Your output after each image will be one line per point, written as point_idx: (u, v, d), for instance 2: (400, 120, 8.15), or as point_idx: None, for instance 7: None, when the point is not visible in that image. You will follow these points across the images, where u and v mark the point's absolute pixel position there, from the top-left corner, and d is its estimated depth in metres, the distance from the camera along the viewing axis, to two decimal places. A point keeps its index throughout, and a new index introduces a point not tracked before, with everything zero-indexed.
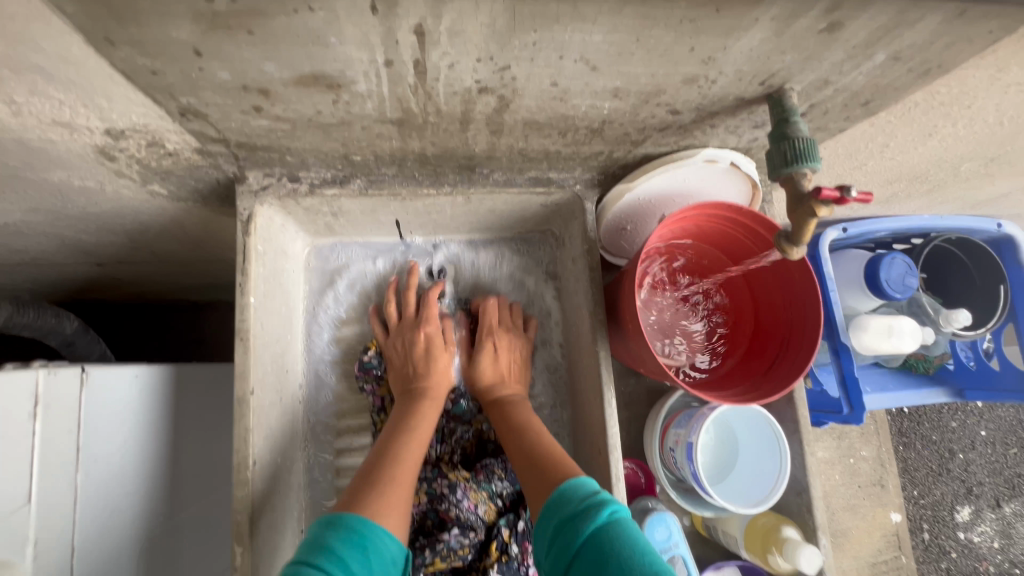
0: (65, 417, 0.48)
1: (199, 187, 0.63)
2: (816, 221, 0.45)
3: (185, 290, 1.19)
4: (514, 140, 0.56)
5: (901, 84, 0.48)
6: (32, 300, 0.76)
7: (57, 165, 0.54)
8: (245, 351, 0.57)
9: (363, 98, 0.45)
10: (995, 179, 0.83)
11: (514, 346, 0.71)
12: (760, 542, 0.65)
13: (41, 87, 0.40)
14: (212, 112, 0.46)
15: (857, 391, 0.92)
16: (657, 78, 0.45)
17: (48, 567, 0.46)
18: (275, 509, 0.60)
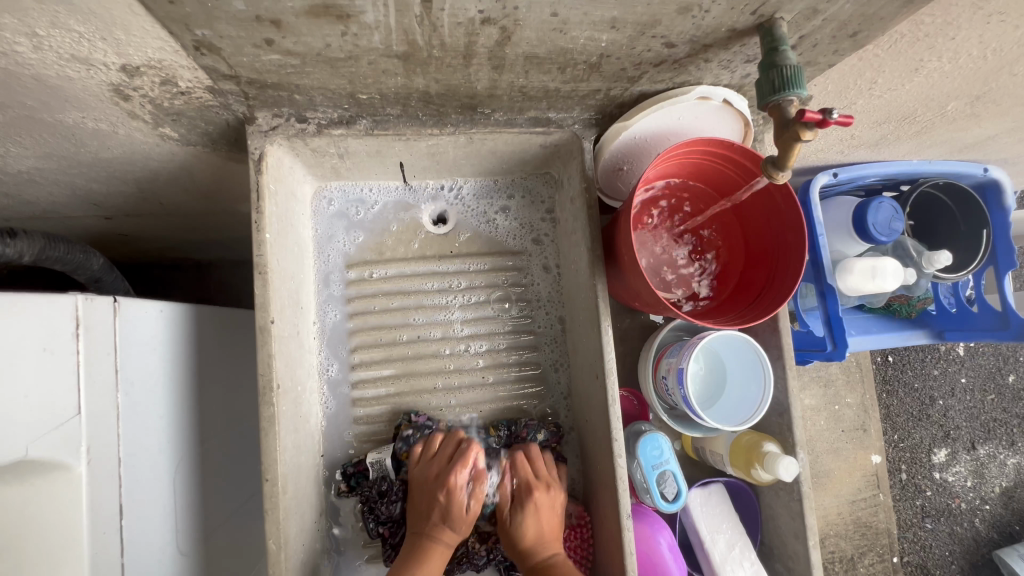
0: (105, 340, 0.52)
1: (209, 129, 0.65)
2: (800, 145, 0.48)
3: (190, 246, 1.21)
4: (515, 77, 0.58)
5: (887, 14, 0.50)
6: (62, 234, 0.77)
7: (73, 105, 0.56)
8: (265, 284, 0.60)
9: (371, 30, 0.46)
10: (980, 120, 0.86)
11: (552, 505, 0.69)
12: (744, 457, 0.71)
13: (63, 18, 0.42)
14: (225, 46, 0.47)
15: (841, 329, 0.98)
16: (653, 7, 0.47)
17: (100, 473, 0.50)
18: (296, 431, 0.65)
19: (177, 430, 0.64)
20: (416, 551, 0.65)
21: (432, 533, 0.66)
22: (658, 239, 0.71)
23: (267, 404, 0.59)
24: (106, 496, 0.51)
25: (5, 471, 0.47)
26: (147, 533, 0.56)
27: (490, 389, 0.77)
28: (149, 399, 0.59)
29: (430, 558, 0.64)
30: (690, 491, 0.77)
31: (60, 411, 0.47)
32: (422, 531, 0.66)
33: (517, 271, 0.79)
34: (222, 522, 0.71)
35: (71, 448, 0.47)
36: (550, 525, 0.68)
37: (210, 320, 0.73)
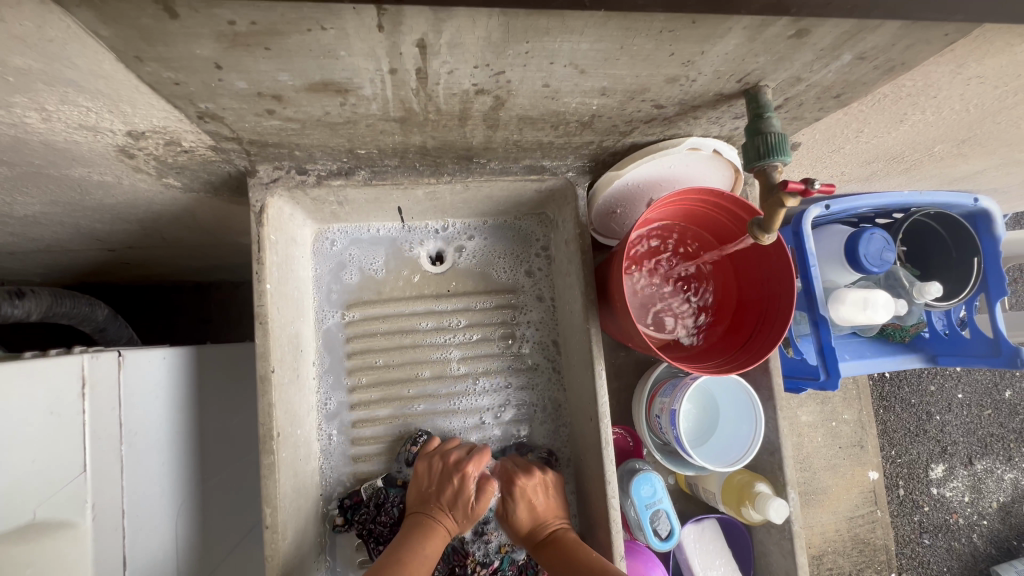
0: (109, 396, 0.53)
1: (211, 179, 0.66)
2: (785, 210, 0.49)
3: (191, 272, 1.23)
4: (509, 133, 0.59)
5: (868, 80, 0.52)
6: (66, 289, 0.79)
7: (79, 163, 0.58)
8: (265, 333, 0.62)
9: (369, 100, 0.48)
10: (969, 158, 0.87)
11: (549, 493, 0.71)
12: (736, 496, 0.72)
13: (71, 97, 0.44)
14: (227, 115, 0.49)
15: (834, 359, 1.00)
16: (641, 78, 0.48)
17: (103, 527, 0.51)
18: (296, 474, 0.66)
19: (178, 474, 0.65)
20: (420, 530, 0.65)
21: (437, 515, 0.67)
22: (651, 280, 0.73)
23: (266, 452, 0.60)
24: (110, 548, 0.52)
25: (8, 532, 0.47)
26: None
27: (487, 426, 0.79)
28: (151, 447, 0.60)
29: (432, 536, 0.65)
30: (684, 526, 0.78)
31: (66, 470, 0.49)
32: (427, 511, 0.67)
33: (513, 309, 0.80)
34: (223, 559, 0.73)
35: (76, 506, 0.49)
36: (542, 506, 0.69)
37: (212, 360, 0.75)
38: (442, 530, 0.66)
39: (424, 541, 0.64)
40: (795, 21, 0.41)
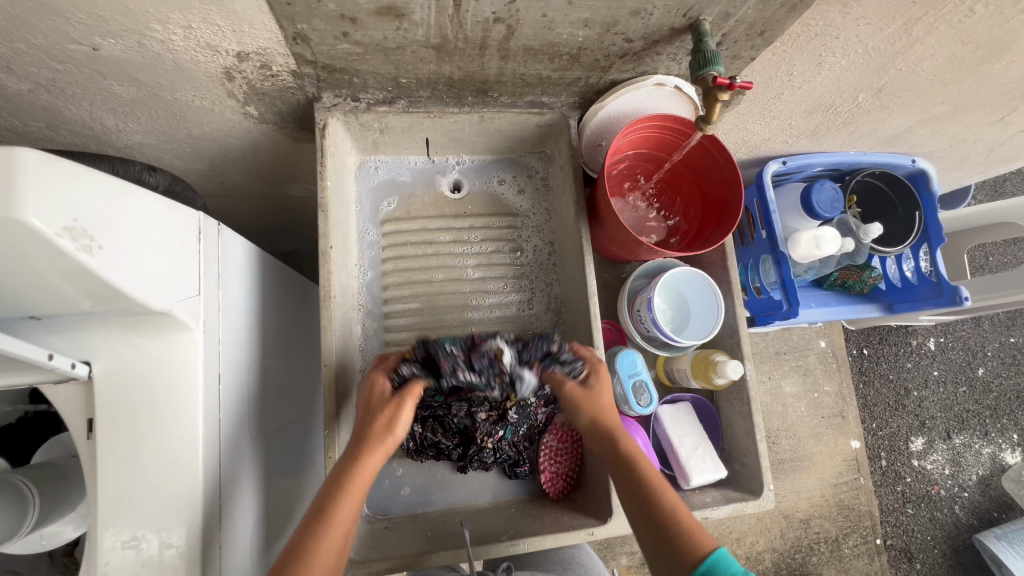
0: (212, 249, 0.70)
1: (283, 108, 0.85)
2: (719, 104, 0.68)
3: None
4: (517, 66, 0.78)
5: (780, 17, 0.71)
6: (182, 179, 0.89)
7: (191, 84, 0.76)
8: (326, 218, 0.79)
9: (417, 25, 0.67)
10: (891, 112, 1.06)
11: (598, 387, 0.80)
12: (702, 368, 0.88)
13: (212, 15, 0.62)
14: (314, 36, 0.68)
15: (794, 290, 1.17)
16: (612, 10, 0.67)
17: (207, 342, 0.66)
18: (344, 338, 0.82)
19: (251, 338, 0.81)
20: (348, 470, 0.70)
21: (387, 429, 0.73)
22: (631, 198, 0.91)
23: (325, 307, 0.77)
24: (212, 361, 0.67)
25: (147, 325, 0.61)
26: (232, 402, 0.72)
27: (497, 321, 0.95)
28: (234, 306, 0.76)
29: (360, 472, 0.70)
30: (663, 405, 0.93)
31: (188, 288, 0.64)
32: (365, 433, 0.72)
33: (518, 228, 0.98)
34: (275, 425, 0.87)
35: (194, 316, 0.64)
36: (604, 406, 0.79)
37: (270, 264, 0.92)
38: (386, 438, 0.72)
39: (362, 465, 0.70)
40: None
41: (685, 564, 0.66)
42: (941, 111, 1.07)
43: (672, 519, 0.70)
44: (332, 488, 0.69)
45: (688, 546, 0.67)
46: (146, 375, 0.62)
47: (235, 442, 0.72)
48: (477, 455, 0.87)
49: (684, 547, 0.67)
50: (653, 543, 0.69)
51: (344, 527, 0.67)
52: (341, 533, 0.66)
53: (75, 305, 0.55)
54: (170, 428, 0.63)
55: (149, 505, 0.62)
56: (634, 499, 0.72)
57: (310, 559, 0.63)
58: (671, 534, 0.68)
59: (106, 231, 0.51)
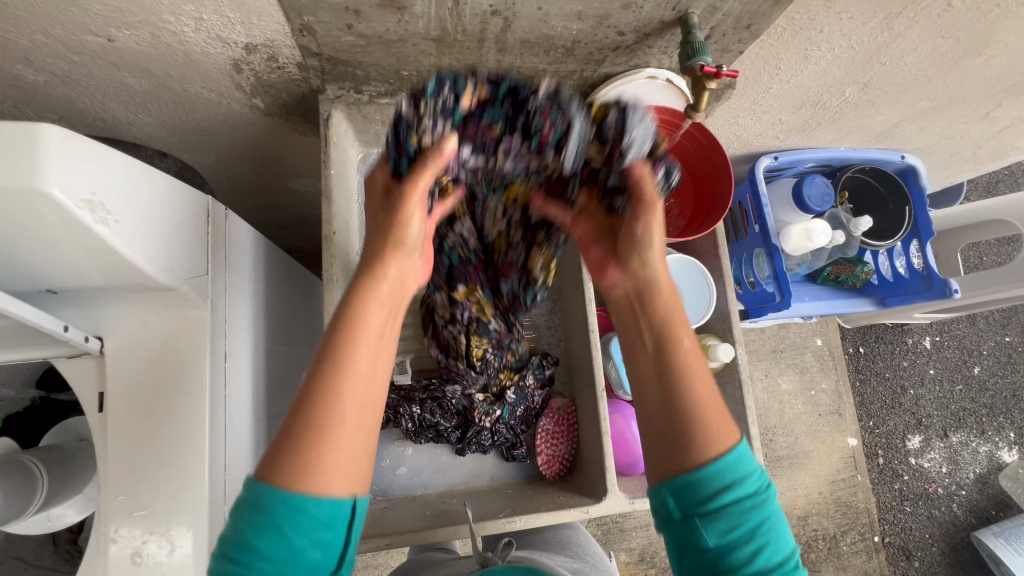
0: (220, 232, 0.72)
1: (288, 101, 0.88)
2: (707, 92, 0.71)
3: None
4: (514, 59, 0.81)
5: (765, 11, 0.74)
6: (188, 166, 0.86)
7: (201, 76, 0.79)
8: (329, 206, 0.82)
9: (418, 18, 0.70)
10: (878, 107, 1.09)
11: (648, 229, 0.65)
12: None
13: (223, 7, 0.66)
14: (319, 28, 0.71)
15: (786, 282, 1.19)
16: (604, 3, 0.70)
17: (214, 320, 0.69)
18: None
19: (256, 322, 0.83)
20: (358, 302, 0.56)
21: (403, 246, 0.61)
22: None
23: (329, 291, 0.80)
24: (219, 340, 0.69)
25: (157, 302, 0.64)
26: (237, 382, 0.74)
27: None
28: (241, 290, 0.79)
29: (371, 310, 0.57)
30: None
31: (197, 267, 0.66)
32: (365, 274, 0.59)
33: None
34: (278, 409, 0.89)
35: (202, 295, 0.67)
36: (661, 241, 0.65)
37: (275, 254, 0.95)
38: (407, 254, 0.61)
39: (371, 297, 0.57)
40: None
41: (687, 467, 0.54)
42: (926, 106, 1.10)
43: (699, 420, 0.56)
44: (338, 331, 0.55)
45: (705, 444, 0.54)
46: (156, 351, 0.65)
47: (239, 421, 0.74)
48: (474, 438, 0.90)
49: (702, 447, 0.54)
50: (659, 438, 0.57)
51: (365, 373, 0.54)
52: (366, 379, 0.54)
53: (89, 279, 0.58)
54: (178, 403, 0.65)
55: (156, 477, 0.64)
56: (664, 397, 0.58)
57: (322, 410, 0.50)
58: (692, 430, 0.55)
59: (121, 207, 0.53)
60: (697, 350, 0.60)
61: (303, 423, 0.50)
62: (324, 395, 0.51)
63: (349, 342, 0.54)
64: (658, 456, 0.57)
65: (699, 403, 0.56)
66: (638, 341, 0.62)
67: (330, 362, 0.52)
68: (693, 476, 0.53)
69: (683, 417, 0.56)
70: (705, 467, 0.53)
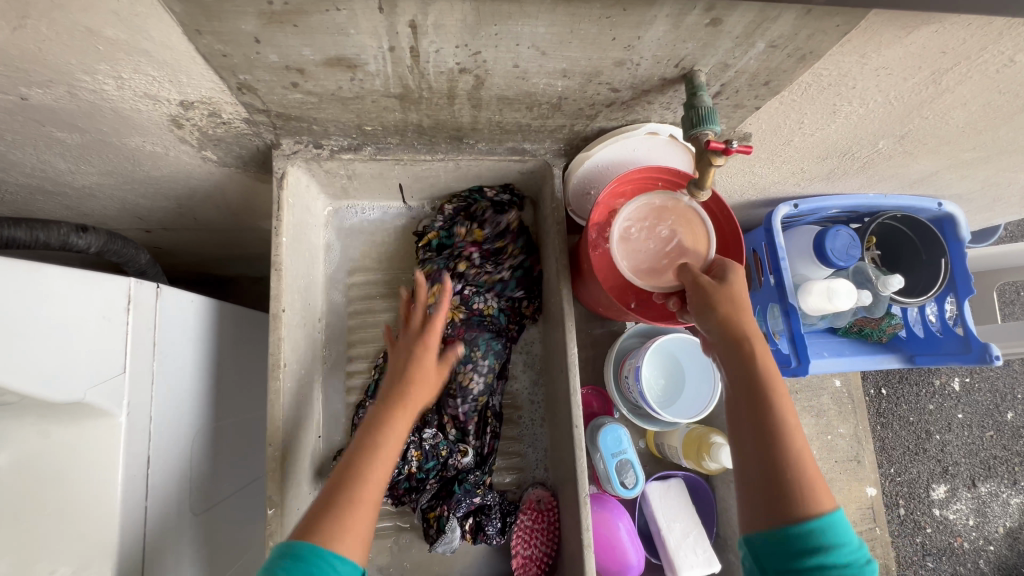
0: (146, 316, 0.62)
1: (242, 153, 0.78)
2: (714, 169, 0.59)
3: (205, 265, 1.31)
4: (492, 114, 0.70)
5: (787, 68, 0.63)
6: (121, 236, 0.83)
7: (138, 131, 0.70)
8: (279, 279, 0.72)
9: (374, 76, 0.60)
10: (916, 157, 0.95)
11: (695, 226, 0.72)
12: (695, 449, 0.79)
13: (142, 66, 0.56)
14: (261, 86, 0.61)
15: (804, 346, 1.05)
16: (593, 61, 0.59)
17: (134, 423, 0.59)
18: (297, 408, 0.75)
19: (198, 403, 0.74)
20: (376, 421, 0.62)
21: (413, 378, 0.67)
22: (623, 245, 0.72)
23: (273, 378, 0.70)
24: (137, 445, 0.59)
25: (62, 412, 0.56)
26: (166, 484, 0.65)
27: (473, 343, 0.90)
28: (179, 371, 0.69)
29: (392, 428, 0.61)
30: (650, 483, 0.84)
31: (112, 366, 0.57)
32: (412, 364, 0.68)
33: None
34: (227, 495, 0.80)
35: (115, 399, 0.57)
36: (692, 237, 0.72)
37: (231, 316, 0.85)
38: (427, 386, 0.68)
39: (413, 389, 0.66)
40: (707, 10, 0.52)
41: (791, 519, 0.51)
42: (972, 156, 0.97)
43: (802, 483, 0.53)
44: (347, 479, 0.56)
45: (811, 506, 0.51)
46: (58, 466, 0.56)
47: (168, 529, 0.65)
48: (440, 519, 0.78)
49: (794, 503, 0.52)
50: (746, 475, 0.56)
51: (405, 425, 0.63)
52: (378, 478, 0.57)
53: None
54: (82, 524, 0.56)
55: None
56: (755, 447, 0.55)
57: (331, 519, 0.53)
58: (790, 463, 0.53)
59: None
60: (799, 422, 0.55)
61: (317, 533, 0.52)
62: (331, 531, 0.52)
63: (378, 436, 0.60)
64: (754, 504, 0.54)
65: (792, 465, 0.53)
66: (735, 394, 0.58)
67: (366, 454, 0.58)
68: (783, 530, 0.51)
69: (774, 469, 0.54)
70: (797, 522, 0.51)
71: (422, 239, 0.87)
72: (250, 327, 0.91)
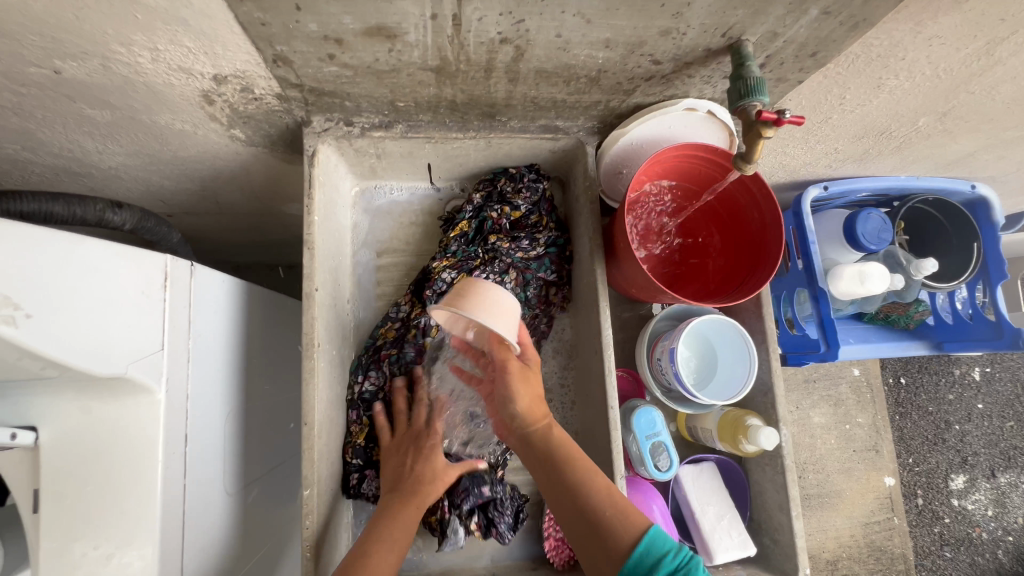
0: (182, 293, 0.62)
1: (271, 131, 0.77)
2: (763, 141, 0.58)
3: (225, 250, 1.31)
4: (528, 89, 0.69)
5: (837, 37, 0.61)
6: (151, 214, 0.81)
7: (168, 107, 0.69)
8: (311, 258, 0.71)
9: (412, 47, 0.58)
10: (955, 136, 0.93)
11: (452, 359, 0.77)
12: (731, 432, 0.78)
13: (179, 36, 0.55)
14: (296, 59, 0.60)
15: (834, 331, 1.04)
16: (639, 30, 0.57)
17: (172, 400, 0.59)
18: (330, 388, 0.75)
19: (230, 384, 0.73)
20: (389, 517, 0.65)
21: (416, 484, 0.68)
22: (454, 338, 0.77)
23: (307, 358, 0.69)
24: (176, 422, 0.59)
25: (102, 388, 0.55)
26: (202, 463, 0.65)
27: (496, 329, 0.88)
28: (213, 350, 0.69)
29: (402, 518, 0.65)
30: (683, 466, 0.83)
31: (150, 343, 0.57)
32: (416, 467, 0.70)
33: None
34: (258, 476, 0.80)
35: (155, 375, 0.57)
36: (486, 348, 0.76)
37: (260, 297, 0.85)
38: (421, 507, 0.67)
39: (410, 490, 0.67)
40: None
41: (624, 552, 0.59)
42: (1013, 135, 0.94)
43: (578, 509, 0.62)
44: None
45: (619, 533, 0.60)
46: (98, 443, 0.56)
47: (205, 508, 0.65)
48: (443, 521, 0.76)
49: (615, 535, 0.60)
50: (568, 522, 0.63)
51: (408, 525, 0.66)
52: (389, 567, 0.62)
53: (30, 369, 0.51)
54: (123, 501, 0.56)
55: None
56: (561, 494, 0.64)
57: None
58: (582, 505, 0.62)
59: (42, 297, 0.48)
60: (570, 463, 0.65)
61: None
62: None
63: (381, 535, 0.64)
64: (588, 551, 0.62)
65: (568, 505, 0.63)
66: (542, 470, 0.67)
67: (355, 569, 0.60)
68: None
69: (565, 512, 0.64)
70: (627, 557, 0.58)
71: (452, 227, 0.84)
72: (277, 310, 0.91)
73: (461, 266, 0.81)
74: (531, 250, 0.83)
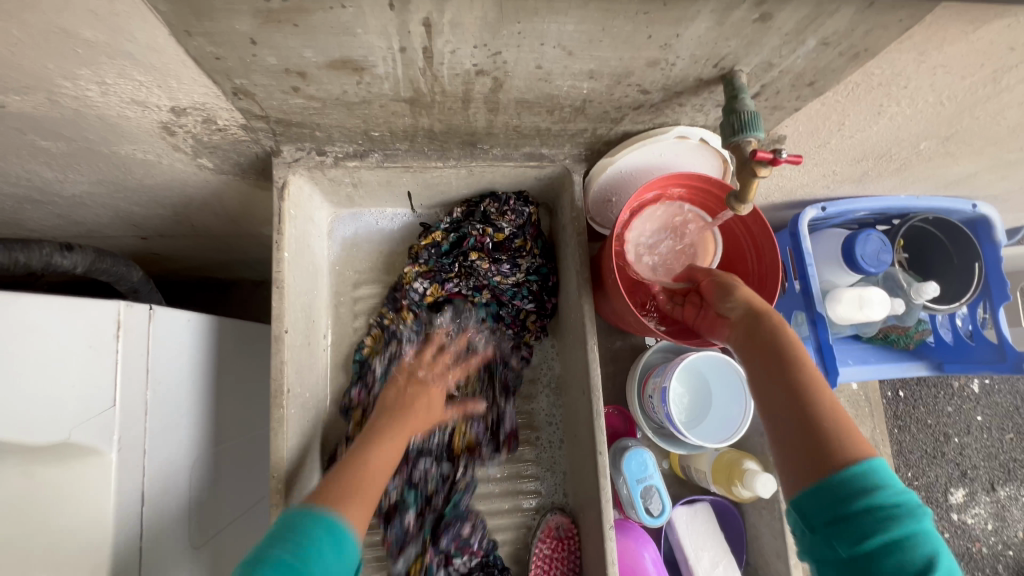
0: (139, 340, 0.57)
1: (240, 160, 0.73)
2: (758, 180, 0.54)
3: (204, 270, 1.26)
4: (509, 118, 0.65)
5: (836, 67, 0.57)
6: (108, 252, 0.79)
7: (127, 139, 0.64)
8: (281, 297, 0.67)
9: (382, 79, 0.54)
10: (957, 158, 0.89)
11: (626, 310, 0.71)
12: (725, 474, 0.75)
13: (128, 71, 0.51)
14: (258, 91, 0.56)
15: (832, 356, 0.99)
16: (625, 61, 0.54)
17: (127, 459, 0.54)
18: (302, 432, 0.71)
19: (196, 429, 0.69)
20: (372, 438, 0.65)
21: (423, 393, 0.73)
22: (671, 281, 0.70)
23: (276, 405, 0.65)
24: (132, 481, 0.55)
25: (47, 449, 0.51)
26: (162, 520, 0.60)
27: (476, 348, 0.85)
28: (175, 396, 0.65)
29: (386, 449, 0.64)
30: (676, 507, 0.79)
31: (101, 400, 0.52)
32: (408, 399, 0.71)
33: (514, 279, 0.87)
34: (230, 522, 0.76)
35: (104, 435, 0.52)
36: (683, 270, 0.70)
37: (232, 333, 0.80)
38: (428, 406, 0.72)
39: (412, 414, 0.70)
40: (757, 4, 0.47)
41: (837, 469, 0.47)
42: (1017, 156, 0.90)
43: (812, 419, 0.50)
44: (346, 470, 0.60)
45: (835, 450, 0.48)
46: (45, 508, 0.52)
47: (168, 565, 0.61)
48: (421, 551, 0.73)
49: (825, 449, 0.48)
50: (776, 423, 0.52)
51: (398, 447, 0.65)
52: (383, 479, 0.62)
53: None
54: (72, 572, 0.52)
55: None
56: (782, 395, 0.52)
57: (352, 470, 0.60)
58: (809, 421, 0.50)
59: None
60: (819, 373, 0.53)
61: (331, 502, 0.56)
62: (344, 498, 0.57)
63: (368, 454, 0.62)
64: (791, 462, 0.50)
65: (796, 406, 0.51)
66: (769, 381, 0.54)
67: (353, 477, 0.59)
68: (831, 479, 0.47)
69: (799, 413, 0.51)
70: (843, 471, 0.46)
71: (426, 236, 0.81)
72: (252, 343, 0.87)
73: (431, 273, 0.81)
74: (511, 275, 0.79)
